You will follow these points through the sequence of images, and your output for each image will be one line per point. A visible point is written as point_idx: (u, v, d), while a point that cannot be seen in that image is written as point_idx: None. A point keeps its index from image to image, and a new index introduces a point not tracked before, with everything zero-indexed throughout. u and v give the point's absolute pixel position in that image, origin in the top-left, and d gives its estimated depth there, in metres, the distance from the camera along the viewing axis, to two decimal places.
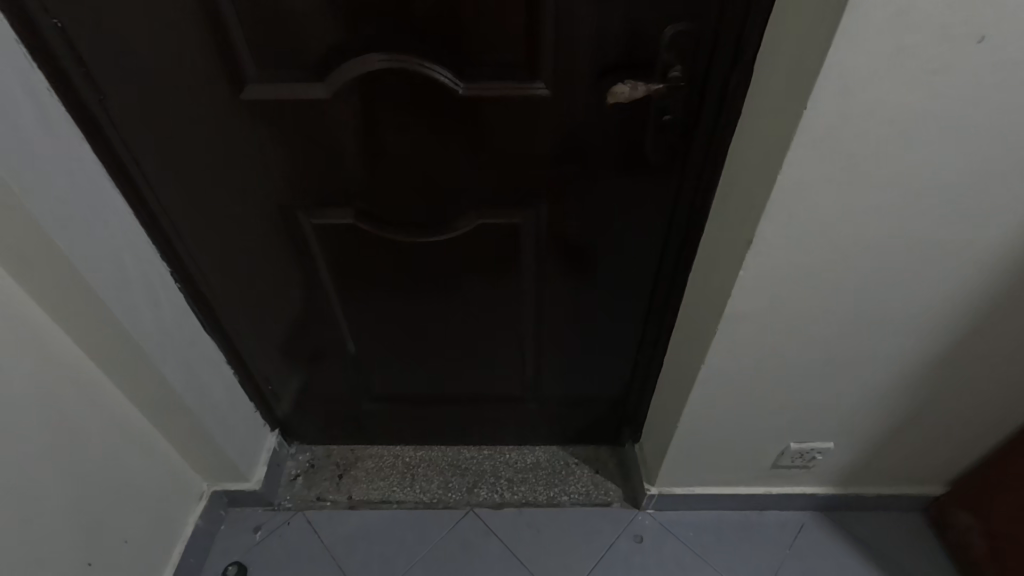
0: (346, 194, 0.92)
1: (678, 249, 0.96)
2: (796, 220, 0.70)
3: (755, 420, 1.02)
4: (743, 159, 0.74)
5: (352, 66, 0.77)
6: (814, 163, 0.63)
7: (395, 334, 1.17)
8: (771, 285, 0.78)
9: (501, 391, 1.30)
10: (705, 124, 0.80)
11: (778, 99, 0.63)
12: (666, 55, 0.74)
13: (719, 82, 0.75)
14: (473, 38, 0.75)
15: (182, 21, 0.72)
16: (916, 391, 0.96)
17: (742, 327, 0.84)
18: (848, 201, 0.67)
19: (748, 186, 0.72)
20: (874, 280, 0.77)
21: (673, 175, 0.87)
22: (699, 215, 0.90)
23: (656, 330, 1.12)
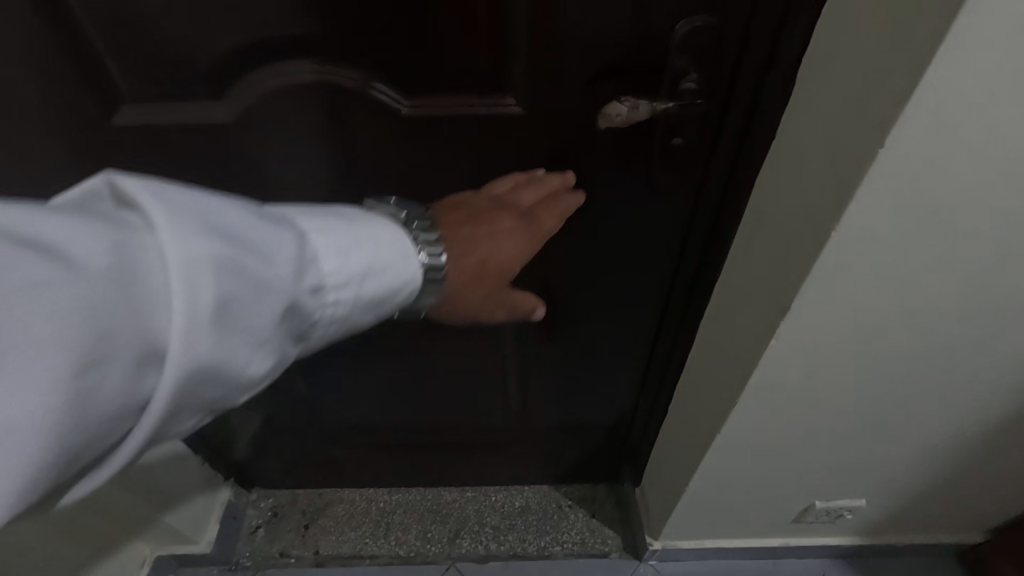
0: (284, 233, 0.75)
1: (689, 284, 0.80)
2: (851, 284, 0.52)
3: (777, 478, 0.88)
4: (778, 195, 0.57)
5: (270, 79, 0.59)
6: (884, 216, 0.46)
7: (361, 373, 1.02)
8: (809, 354, 0.61)
9: (484, 429, 1.15)
10: (728, 146, 0.63)
11: (835, 128, 0.46)
12: (678, 61, 0.57)
13: (748, 96, 0.58)
14: (422, 41, 0.56)
15: (19, 28, 0.53)
16: (972, 450, 0.80)
17: (769, 396, 0.68)
18: (923, 259, 0.50)
19: (785, 235, 0.55)
20: (945, 343, 0.60)
21: (685, 203, 0.71)
22: (717, 250, 0.74)
23: (662, 368, 0.97)
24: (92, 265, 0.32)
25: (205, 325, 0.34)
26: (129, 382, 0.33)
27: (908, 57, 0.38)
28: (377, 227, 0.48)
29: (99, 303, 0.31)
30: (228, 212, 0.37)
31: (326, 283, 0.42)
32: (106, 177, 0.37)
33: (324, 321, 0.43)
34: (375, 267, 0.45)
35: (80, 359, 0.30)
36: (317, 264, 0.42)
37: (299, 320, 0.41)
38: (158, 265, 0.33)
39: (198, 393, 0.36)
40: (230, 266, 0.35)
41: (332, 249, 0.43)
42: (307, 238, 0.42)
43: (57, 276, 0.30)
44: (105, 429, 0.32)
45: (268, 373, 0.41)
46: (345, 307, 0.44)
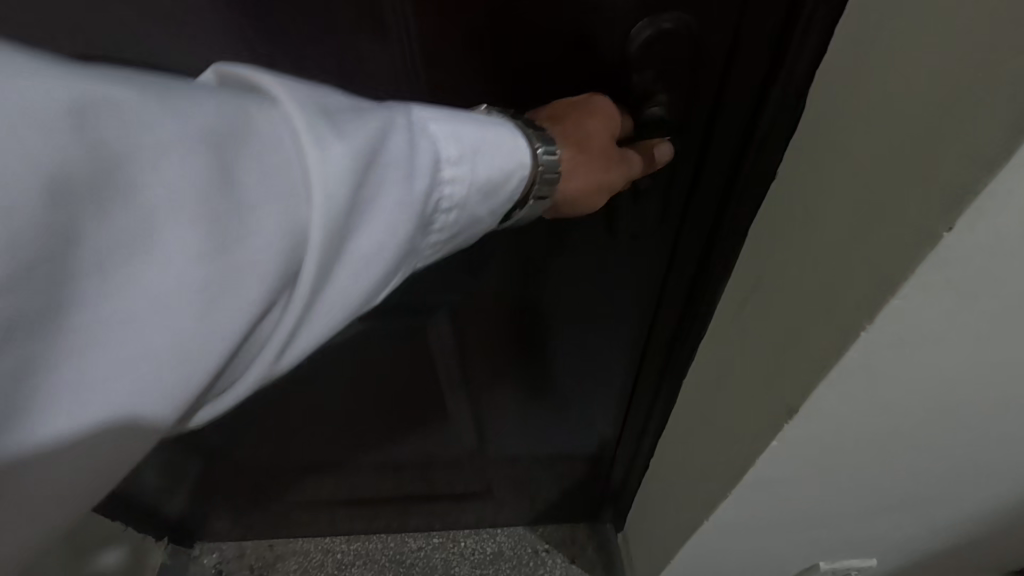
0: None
1: (672, 333, 0.68)
2: (884, 391, 0.38)
3: (777, 550, 0.75)
4: (780, 258, 0.43)
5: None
6: (940, 319, 0.32)
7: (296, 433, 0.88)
8: (820, 456, 0.47)
9: (446, 476, 1.02)
10: (714, 181, 0.50)
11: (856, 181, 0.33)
12: (642, 78, 0.44)
13: (737, 123, 0.45)
14: (300, 51, 0.42)
15: None
16: (1007, 517, 0.68)
17: (769, 493, 0.54)
18: (987, 361, 0.36)
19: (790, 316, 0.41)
20: (1002, 436, 0.46)
21: (662, 249, 0.57)
22: (703, 300, 0.61)
23: (644, 418, 0.84)
24: (217, 122, 0.25)
25: (341, 212, 0.27)
26: (280, 246, 0.25)
27: (1002, 100, 0.24)
28: (494, 123, 0.37)
29: (222, 157, 0.24)
30: (335, 96, 0.31)
31: (444, 174, 0.33)
32: (212, 70, 0.31)
33: (441, 231, 0.35)
34: (501, 154, 0.36)
35: (212, 251, 0.24)
36: (434, 148, 0.33)
37: (427, 217, 0.32)
38: (284, 137, 0.26)
39: (343, 281, 0.28)
40: (343, 132, 0.28)
41: (448, 133, 0.34)
42: (421, 114, 0.33)
43: (171, 130, 0.23)
44: (255, 312, 0.25)
45: (398, 270, 0.32)
46: (471, 206, 0.35)
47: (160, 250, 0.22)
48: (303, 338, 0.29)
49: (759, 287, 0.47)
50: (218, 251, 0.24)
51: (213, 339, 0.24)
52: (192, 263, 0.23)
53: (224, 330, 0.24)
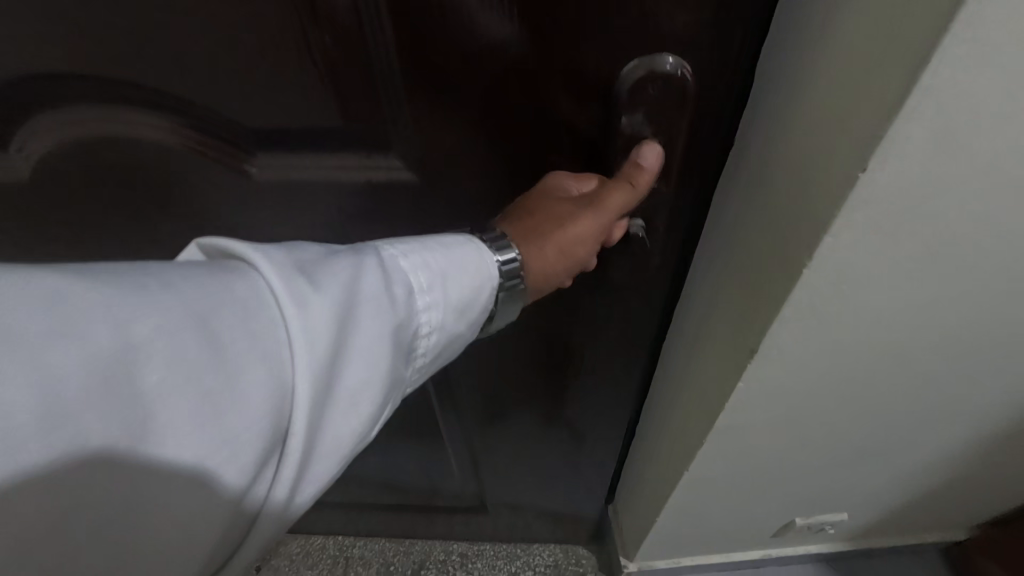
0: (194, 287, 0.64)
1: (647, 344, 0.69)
2: (832, 328, 0.43)
3: (755, 507, 0.80)
4: (737, 234, 0.47)
5: (142, 127, 0.48)
6: (869, 255, 0.37)
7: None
8: (783, 399, 0.52)
9: (441, 491, 1.02)
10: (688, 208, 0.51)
11: (792, 151, 0.38)
12: (628, 121, 0.44)
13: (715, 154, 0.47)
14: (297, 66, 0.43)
15: None
16: (961, 465, 0.74)
17: (741, 441, 0.59)
18: (915, 301, 0.41)
19: (749, 274, 0.46)
20: (938, 378, 0.52)
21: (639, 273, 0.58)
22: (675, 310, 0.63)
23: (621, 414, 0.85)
24: (213, 298, 0.29)
25: (324, 355, 0.31)
26: (275, 402, 0.29)
27: (892, 61, 0.29)
28: (458, 243, 0.42)
29: (222, 328, 0.28)
30: (309, 250, 0.36)
31: (417, 307, 0.38)
32: (193, 242, 0.35)
33: (418, 356, 0.39)
34: (469, 274, 0.42)
35: (215, 403, 0.27)
36: (405, 280, 0.37)
37: (406, 346, 0.37)
38: (275, 299, 0.30)
39: (336, 415, 0.32)
40: (321, 288, 0.32)
41: (418, 265, 0.39)
42: (390, 253, 0.38)
43: (168, 301, 0.27)
44: (255, 461, 0.28)
45: (384, 401, 0.35)
46: (444, 327, 0.40)
47: (171, 420, 0.25)
48: (300, 481, 0.31)
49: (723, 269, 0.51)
50: (219, 410, 0.27)
51: (215, 488, 0.27)
52: (203, 429, 0.26)
53: (233, 473, 0.27)
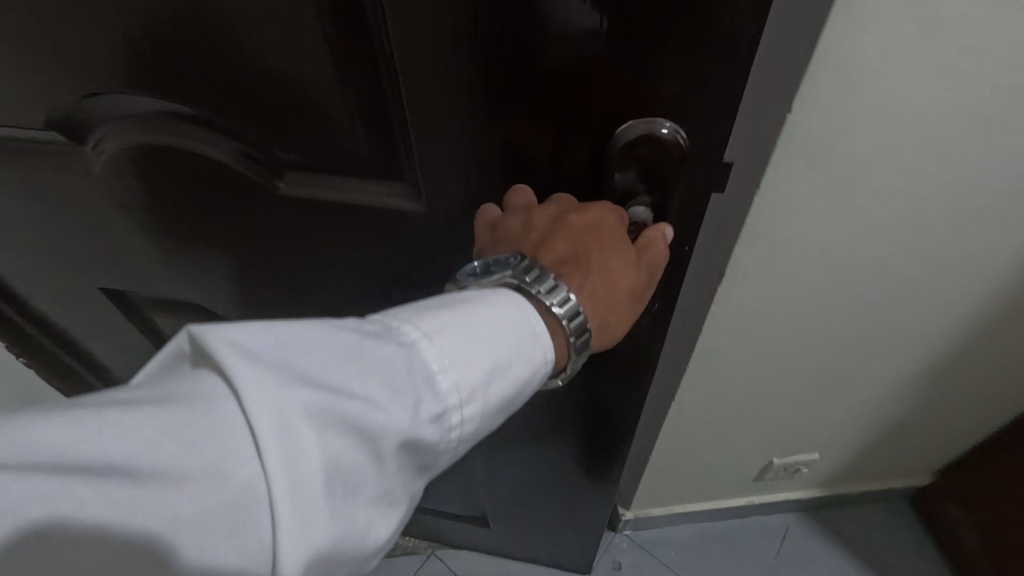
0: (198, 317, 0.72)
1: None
2: (781, 246, 0.55)
3: (735, 441, 0.90)
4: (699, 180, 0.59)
5: (152, 131, 0.44)
6: (804, 178, 0.48)
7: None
8: (749, 318, 0.64)
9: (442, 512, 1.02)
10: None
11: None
12: (628, 177, 0.39)
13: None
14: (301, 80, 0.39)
15: None
16: (910, 397, 0.85)
17: (718, 363, 0.71)
18: (843, 221, 0.53)
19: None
20: (875, 301, 0.64)
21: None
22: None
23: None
24: (177, 445, 0.24)
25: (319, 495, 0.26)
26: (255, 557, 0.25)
27: None
28: (497, 303, 0.35)
29: (186, 485, 0.24)
30: (322, 341, 0.29)
31: (449, 401, 0.31)
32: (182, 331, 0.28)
33: (452, 445, 0.33)
34: (516, 360, 0.35)
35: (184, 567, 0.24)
36: (435, 378, 0.31)
37: (432, 449, 0.32)
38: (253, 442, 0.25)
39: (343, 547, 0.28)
40: (328, 392, 0.27)
41: (447, 346, 0.32)
42: (417, 336, 0.31)
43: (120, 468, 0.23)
44: None
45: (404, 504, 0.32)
46: (484, 417, 0.34)
47: None
48: None
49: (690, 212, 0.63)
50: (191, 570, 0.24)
51: None
52: None
53: None
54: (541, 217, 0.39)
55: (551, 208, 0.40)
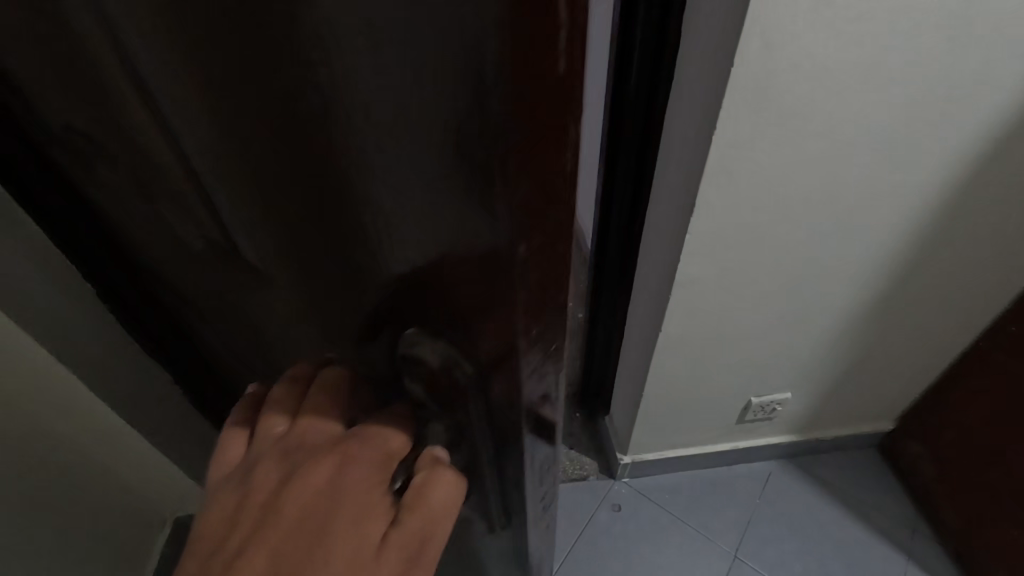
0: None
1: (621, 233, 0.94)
2: (736, 180, 0.69)
3: (715, 378, 1.04)
4: (672, 130, 0.74)
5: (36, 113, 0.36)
6: (748, 120, 0.63)
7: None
8: (717, 248, 0.78)
9: None
10: (640, 101, 0.77)
11: (693, 63, 0.66)
12: (415, 389, 0.37)
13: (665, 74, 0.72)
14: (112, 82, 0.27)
15: None
16: (862, 331, 0.99)
17: (696, 293, 0.85)
18: (783, 158, 0.68)
19: (681, 151, 0.73)
20: (816, 233, 0.79)
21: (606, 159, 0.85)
22: (641, 203, 0.88)
23: (610, 310, 1.09)
24: None
25: None
26: None
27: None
28: None
29: None
30: None
31: None
32: None
33: None
34: None
35: None
36: None
37: None
38: None
39: None
40: None
41: None
42: None
43: None
44: None
45: None
46: None
47: None
48: None
49: (665, 158, 0.78)
50: None
51: None
52: None
53: None
54: (264, 486, 0.36)
55: (279, 471, 0.36)
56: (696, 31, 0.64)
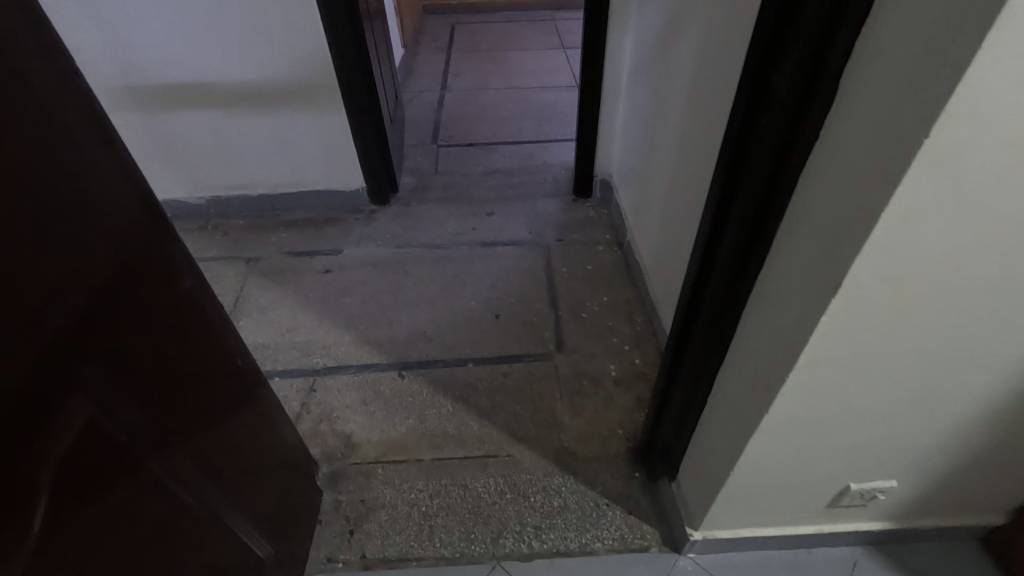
0: (141, 224, 0.73)
1: (720, 304, 0.87)
2: (893, 262, 0.59)
3: (812, 463, 0.92)
4: (806, 201, 0.65)
5: None
6: (927, 198, 0.53)
7: (231, 382, 0.97)
8: (856, 332, 0.67)
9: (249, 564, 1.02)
10: (765, 172, 0.70)
11: (853, 128, 0.56)
12: None
13: (800, 149, 0.64)
14: None
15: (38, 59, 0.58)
16: (997, 420, 0.86)
17: (819, 378, 0.73)
18: (955, 238, 0.57)
19: (821, 221, 0.62)
20: (974, 319, 0.67)
21: (726, 218, 0.81)
22: (749, 279, 0.80)
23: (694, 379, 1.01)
24: None
25: None
26: None
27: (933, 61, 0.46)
28: None
29: None
30: None
31: None
32: None
33: None
34: None
35: None
36: None
37: None
38: None
39: None
40: None
41: None
42: None
43: None
44: None
45: None
46: None
47: None
48: None
49: (793, 227, 0.68)
50: None
51: None
52: None
53: None
54: None
55: None
56: (862, 92, 0.54)
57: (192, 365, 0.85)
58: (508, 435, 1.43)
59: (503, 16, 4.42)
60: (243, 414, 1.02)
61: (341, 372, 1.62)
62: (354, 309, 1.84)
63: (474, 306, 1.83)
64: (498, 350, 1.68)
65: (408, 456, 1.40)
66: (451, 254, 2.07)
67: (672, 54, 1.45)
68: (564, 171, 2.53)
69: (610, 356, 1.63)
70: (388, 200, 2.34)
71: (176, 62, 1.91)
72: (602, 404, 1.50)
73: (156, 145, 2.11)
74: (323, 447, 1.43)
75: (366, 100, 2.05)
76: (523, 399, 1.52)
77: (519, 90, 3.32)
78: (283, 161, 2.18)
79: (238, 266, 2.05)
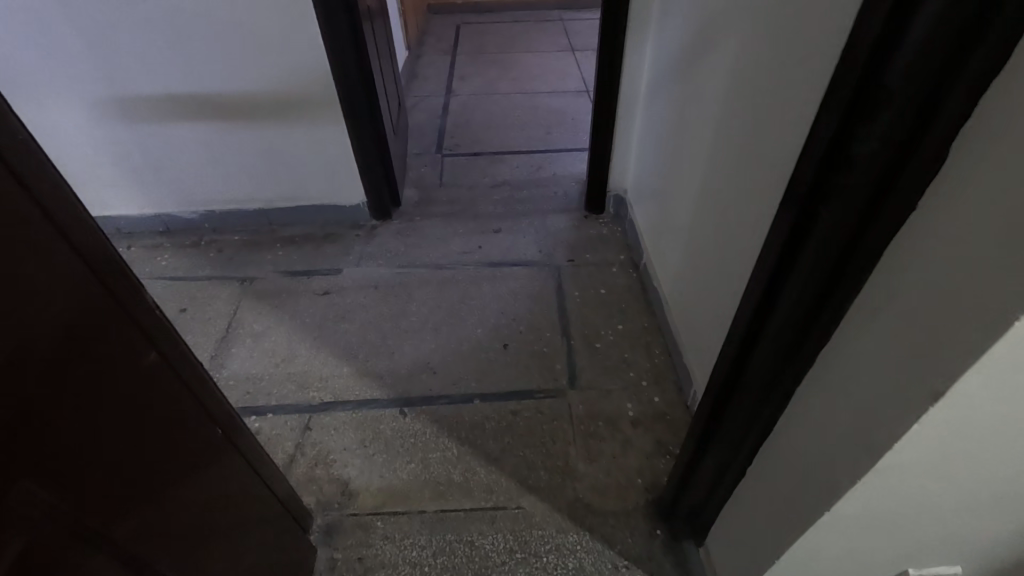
0: (94, 297, 0.63)
1: (769, 375, 0.77)
2: (1013, 371, 0.47)
3: (870, 554, 0.81)
4: (894, 284, 0.54)
5: None
6: None
7: (209, 444, 0.86)
8: (949, 439, 0.55)
9: None
10: (840, 238, 0.59)
11: (977, 208, 0.45)
12: None
13: (891, 218, 0.54)
14: None
15: None
16: None
17: (894, 482, 0.62)
18: None
19: (920, 312, 0.51)
20: None
21: (785, 281, 0.70)
22: (807, 353, 0.69)
23: (734, 445, 0.91)
24: None
25: None
26: None
27: None
28: None
29: None
30: None
31: None
32: None
33: None
34: None
35: None
36: None
37: None
38: None
39: None
40: None
41: None
42: None
43: None
44: None
45: None
46: None
47: None
48: None
49: (874, 309, 0.57)
50: None
51: None
52: None
53: None
54: None
55: None
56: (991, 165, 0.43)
57: (163, 438, 0.75)
58: (518, 484, 1.32)
59: (509, 16, 4.29)
60: (223, 483, 0.90)
61: (338, 409, 1.51)
62: (353, 337, 1.73)
63: (481, 334, 1.72)
64: (506, 385, 1.57)
65: (410, 507, 1.29)
66: (456, 275, 1.95)
67: (699, 71, 1.33)
68: (574, 184, 2.41)
69: (628, 394, 1.52)
70: (390, 215, 2.23)
71: (165, 72, 1.79)
72: (619, 449, 1.39)
73: (147, 158, 2.00)
74: (318, 495, 1.32)
75: (367, 113, 1.94)
76: (533, 442, 1.41)
77: (526, 95, 3.19)
78: (279, 175, 2.07)
79: (232, 286, 1.94)
